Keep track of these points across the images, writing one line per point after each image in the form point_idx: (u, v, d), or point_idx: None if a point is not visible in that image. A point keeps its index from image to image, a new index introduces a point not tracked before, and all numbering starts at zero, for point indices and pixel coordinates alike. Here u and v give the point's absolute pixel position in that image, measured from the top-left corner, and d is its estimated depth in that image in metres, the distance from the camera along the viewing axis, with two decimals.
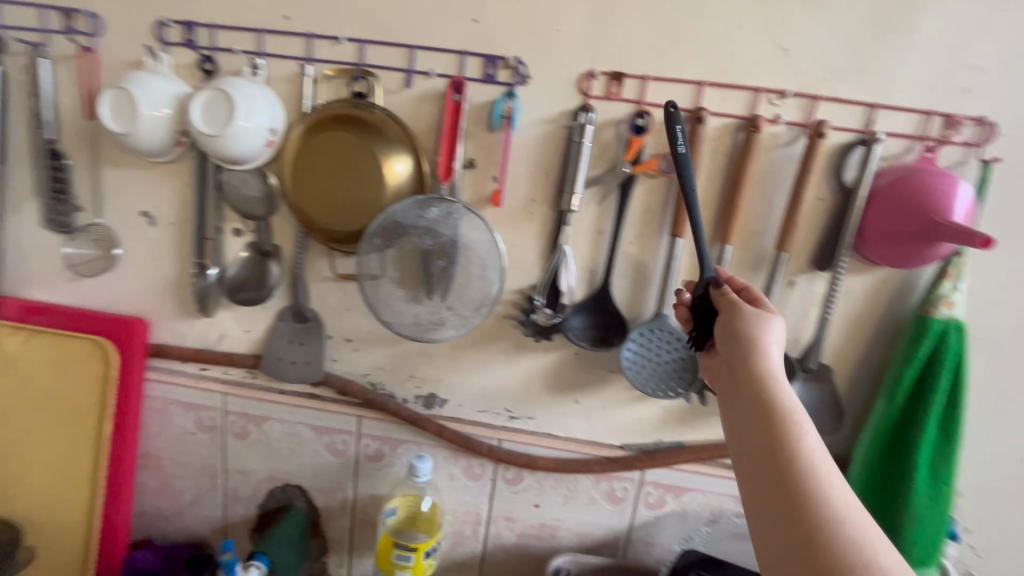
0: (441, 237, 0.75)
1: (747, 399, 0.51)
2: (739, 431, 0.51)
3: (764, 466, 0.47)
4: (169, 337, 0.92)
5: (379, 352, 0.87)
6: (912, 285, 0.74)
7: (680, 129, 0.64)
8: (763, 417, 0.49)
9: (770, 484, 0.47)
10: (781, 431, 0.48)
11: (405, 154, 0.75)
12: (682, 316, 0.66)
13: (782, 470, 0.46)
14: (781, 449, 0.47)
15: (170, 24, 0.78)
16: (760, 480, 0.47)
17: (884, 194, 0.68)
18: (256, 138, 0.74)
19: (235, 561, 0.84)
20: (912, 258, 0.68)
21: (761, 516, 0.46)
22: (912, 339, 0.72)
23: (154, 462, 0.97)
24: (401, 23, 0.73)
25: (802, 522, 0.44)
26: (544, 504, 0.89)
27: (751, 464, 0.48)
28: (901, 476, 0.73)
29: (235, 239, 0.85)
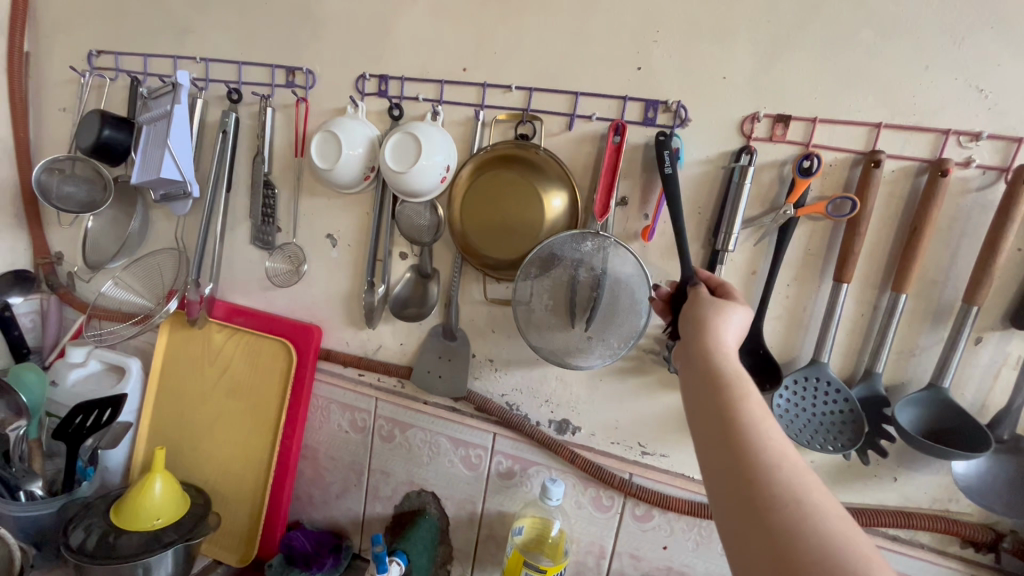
0: (592, 269, 0.79)
1: (696, 367, 0.55)
2: (693, 396, 0.54)
3: (709, 422, 0.50)
4: (337, 343, 1.05)
5: (519, 374, 0.92)
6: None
7: (669, 153, 0.72)
8: (707, 378, 0.53)
9: (714, 436, 0.49)
10: (726, 390, 0.51)
11: (562, 190, 0.81)
12: (659, 308, 0.73)
13: (728, 428, 0.48)
14: (723, 403, 0.50)
15: (369, 77, 0.91)
16: (707, 435, 0.50)
17: None
18: (434, 174, 0.83)
19: (385, 556, 0.87)
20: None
21: (710, 468, 0.48)
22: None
23: (312, 454, 1.10)
24: (568, 72, 0.80)
25: (740, 466, 0.46)
26: (673, 546, 0.87)
27: (701, 422, 0.51)
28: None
29: (400, 262, 0.95)
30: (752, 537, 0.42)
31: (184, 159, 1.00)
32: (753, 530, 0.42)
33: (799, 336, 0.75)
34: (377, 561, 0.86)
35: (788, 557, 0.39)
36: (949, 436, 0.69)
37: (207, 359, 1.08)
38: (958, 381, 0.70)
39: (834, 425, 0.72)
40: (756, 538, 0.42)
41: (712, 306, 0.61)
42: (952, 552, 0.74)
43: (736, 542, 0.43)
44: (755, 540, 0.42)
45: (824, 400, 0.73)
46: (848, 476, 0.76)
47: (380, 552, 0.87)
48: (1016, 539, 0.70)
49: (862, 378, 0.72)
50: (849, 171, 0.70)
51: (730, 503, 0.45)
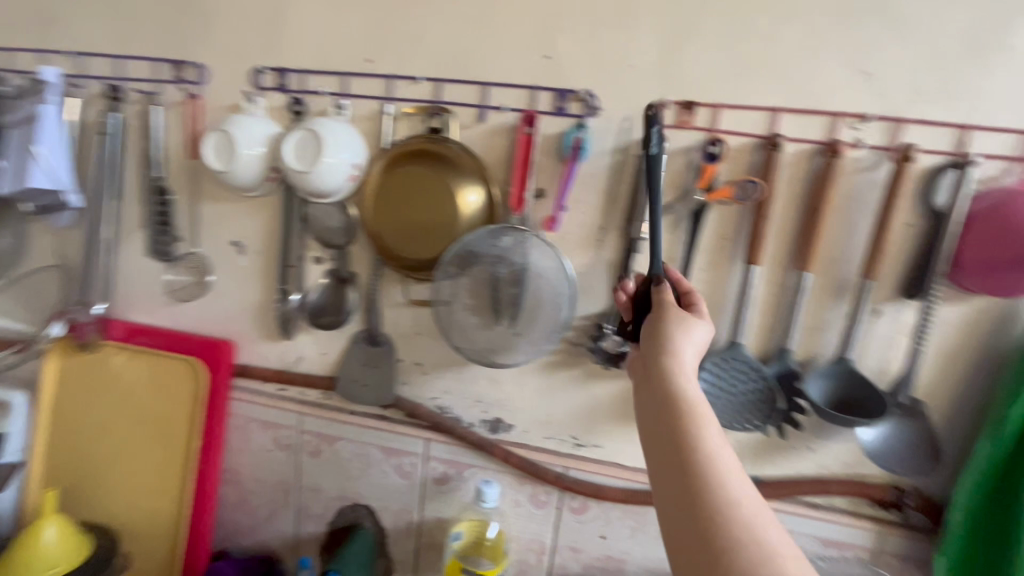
0: (512, 265, 0.77)
1: (653, 390, 0.52)
2: (651, 420, 0.51)
3: (666, 452, 0.48)
4: (253, 358, 0.98)
5: (448, 376, 0.89)
6: (1017, 315, 0.69)
7: (656, 130, 0.67)
8: (666, 404, 0.50)
9: (671, 466, 0.47)
10: (687, 419, 0.49)
11: (477, 185, 0.78)
12: (623, 305, 0.69)
13: (689, 462, 0.46)
14: (682, 434, 0.48)
15: (265, 70, 0.85)
16: (665, 464, 0.47)
17: (982, 219, 0.64)
18: (340, 173, 0.78)
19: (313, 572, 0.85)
20: (1018, 287, 0.63)
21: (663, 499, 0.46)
22: (1013, 386, 0.66)
23: (234, 478, 1.02)
24: (476, 62, 0.77)
25: (700, 505, 0.44)
26: (610, 535, 0.87)
27: (657, 449, 0.49)
28: (1011, 532, 0.67)
29: (314, 267, 0.90)
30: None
31: (59, 166, 0.89)
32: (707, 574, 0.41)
33: (717, 319, 0.76)
34: None
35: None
36: (854, 405, 0.72)
37: (105, 385, 0.98)
38: (862, 352, 0.73)
39: (752, 403, 0.75)
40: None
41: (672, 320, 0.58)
42: (864, 512, 0.78)
43: None
44: None
45: (743, 380, 0.75)
46: (769, 451, 0.79)
47: None
48: (918, 495, 0.75)
49: (776, 355, 0.74)
50: (753, 155, 0.71)
51: (683, 539, 0.44)
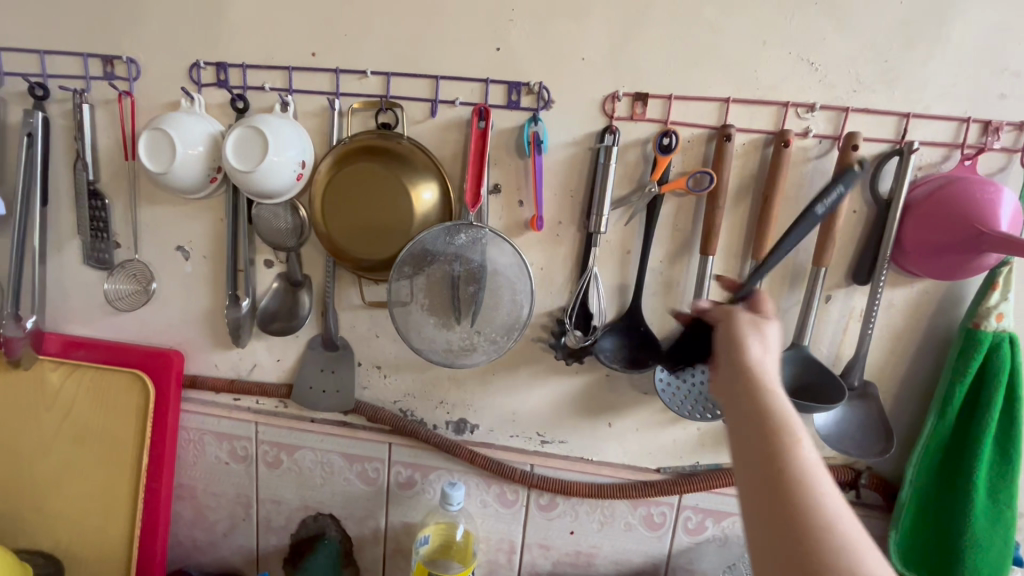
0: (469, 263, 0.75)
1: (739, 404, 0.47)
2: (742, 441, 0.45)
3: (756, 473, 0.42)
4: (204, 367, 0.93)
5: (409, 378, 0.87)
6: (958, 297, 0.71)
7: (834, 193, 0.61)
8: (756, 421, 0.45)
9: (762, 490, 0.42)
10: (786, 446, 0.42)
11: (432, 182, 0.76)
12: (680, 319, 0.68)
13: (789, 496, 0.40)
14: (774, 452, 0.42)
15: (204, 65, 0.80)
16: (761, 494, 0.41)
17: (922, 205, 0.67)
18: (288, 171, 0.76)
19: None
20: (956, 270, 0.66)
21: (755, 528, 0.41)
22: (953, 367, 0.69)
23: (189, 493, 0.98)
24: (425, 54, 0.75)
25: (805, 545, 0.38)
26: (579, 530, 0.87)
27: (744, 466, 0.44)
28: (953, 506, 0.71)
29: (265, 270, 0.86)
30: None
31: None
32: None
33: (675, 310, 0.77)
34: None
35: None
36: (809, 390, 0.74)
37: (42, 403, 0.92)
38: (815, 338, 0.75)
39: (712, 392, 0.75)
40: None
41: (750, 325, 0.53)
42: None
43: None
44: None
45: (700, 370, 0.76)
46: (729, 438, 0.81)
47: None
48: (872, 474, 0.77)
49: None
50: (706, 146, 0.71)
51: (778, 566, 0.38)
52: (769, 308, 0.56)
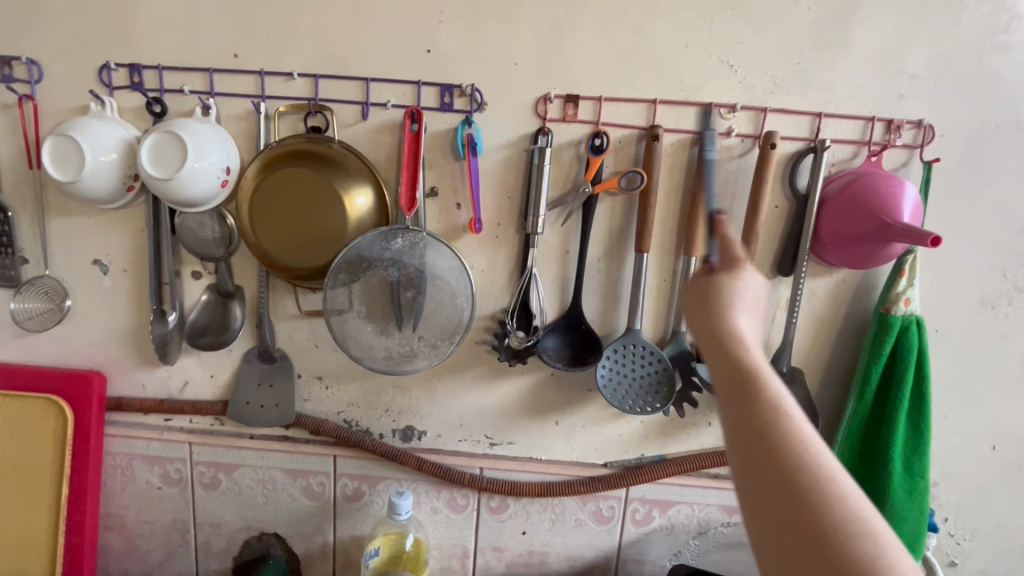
0: (407, 268, 0.74)
1: (733, 403, 0.44)
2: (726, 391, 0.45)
3: (755, 469, 0.41)
4: (130, 388, 0.88)
5: (352, 388, 0.85)
6: (872, 285, 0.76)
7: None
8: (755, 425, 0.42)
9: (776, 509, 0.39)
10: (756, 390, 0.43)
11: (366, 186, 0.74)
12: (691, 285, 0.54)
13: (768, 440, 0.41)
14: (785, 463, 0.40)
15: (115, 67, 0.75)
16: (742, 438, 0.43)
17: (836, 198, 0.71)
18: (211, 179, 0.73)
19: None
20: (870, 258, 0.70)
21: (762, 530, 0.40)
22: (870, 351, 0.74)
23: (119, 522, 0.92)
24: (354, 56, 0.73)
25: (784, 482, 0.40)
26: (531, 530, 0.87)
27: (738, 448, 0.43)
28: (876, 479, 0.75)
29: (194, 282, 0.82)
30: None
31: None
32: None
33: (614, 307, 0.79)
34: None
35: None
36: None
37: None
38: None
39: (653, 384, 0.77)
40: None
41: (732, 298, 0.49)
42: None
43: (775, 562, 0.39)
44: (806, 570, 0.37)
45: (641, 364, 0.77)
46: (672, 430, 0.83)
47: None
48: None
49: (671, 337, 0.78)
50: (636, 146, 0.73)
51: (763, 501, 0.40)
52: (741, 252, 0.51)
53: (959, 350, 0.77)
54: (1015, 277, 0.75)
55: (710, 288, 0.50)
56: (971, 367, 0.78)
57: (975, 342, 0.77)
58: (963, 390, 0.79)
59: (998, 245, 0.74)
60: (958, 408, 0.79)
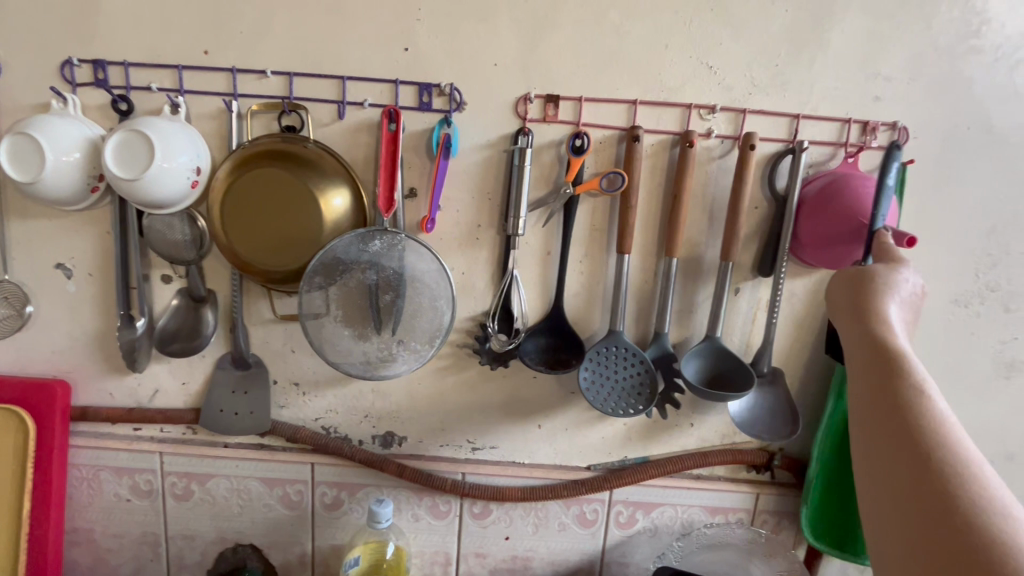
0: (385, 270, 0.72)
1: (863, 370, 0.50)
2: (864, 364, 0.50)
3: (882, 424, 0.46)
4: (96, 397, 0.84)
5: (330, 394, 0.82)
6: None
7: (896, 162, 0.62)
8: (887, 390, 0.47)
9: (892, 456, 0.44)
10: (894, 365, 0.48)
11: (343, 187, 0.73)
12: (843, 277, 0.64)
13: (898, 402, 0.46)
14: (904, 421, 0.45)
15: (77, 63, 0.72)
16: (871, 399, 0.48)
17: (814, 201, 0.71)
18: (180, 179, 0.70)
19: None
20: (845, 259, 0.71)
21: (881, 477, 0.44)
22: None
23: (85, 537, 0.88)
24: (330, 54, 0.71)
25: (908, 437, 0.44)
26: (514, 535, 0.86)
27: (868, 406, 0.48)
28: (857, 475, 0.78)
29: (164, 286, 0.79)
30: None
31: None
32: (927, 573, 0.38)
33: (596, 308, 0.78)
34: None
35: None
36: (724, 379, 0.77)
37: None
38: (727, 330, 0.78)
39: (635, 386, 0.76)
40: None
41: (881, 288, 0.55)
42: (742, 477, 0.84)
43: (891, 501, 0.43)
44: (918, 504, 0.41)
45: (623, 366, 0.77)
46: (655, 431, 0.82)
47: None
48: (784, 455, 0.83)
49: (653, 339, 0.77)
50: (617, 147, 0.73)
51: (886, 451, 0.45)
52: (902, 253, 0.59)
53: (934, 348, 0.79)
54: (986, 277, 0.76)
55: (858, 278, 0.57)
56: (946, 366, 0.79)
57: (949, 341, 0.79)
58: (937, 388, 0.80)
59: (970, 245, 0.75)
60: None
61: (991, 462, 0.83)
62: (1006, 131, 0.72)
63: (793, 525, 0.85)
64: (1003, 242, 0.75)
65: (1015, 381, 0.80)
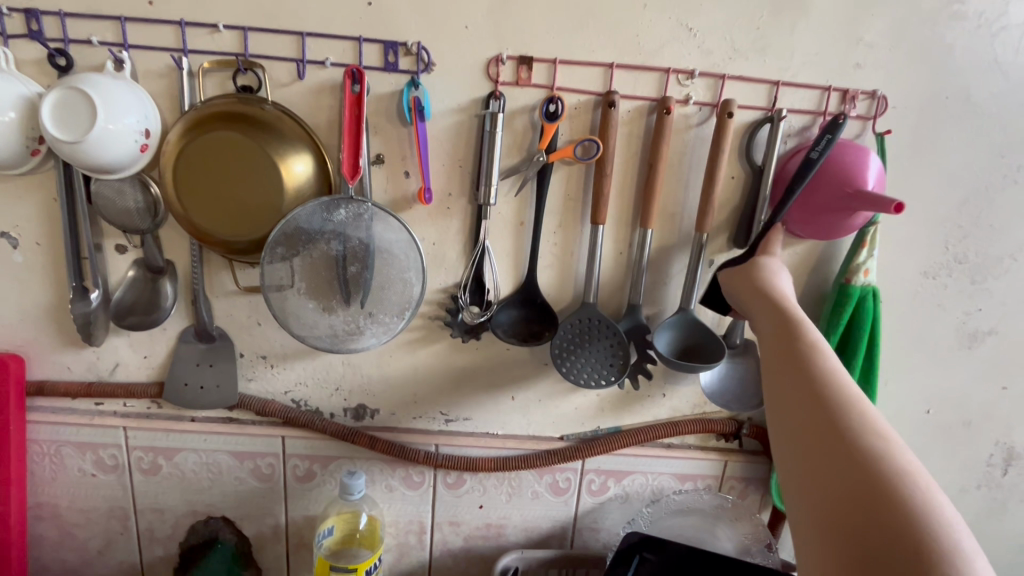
0: (351, 241, 0.70)
1: (776, 343, 0.56)
2: (775, 338, 0.56)
3: (791, 384, 0.51)
4: (53, 371, 0.81)
5: (299, 366, 0.81)
6: (833, 254, 0.77)
7: (828, 139, 0.66)
8: (793, 356, 0.53)
9: (801, 410, 0.49)
10: (800, 339, 0.54)
11: (305, 153, 0.69)
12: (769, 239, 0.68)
13: (806, 366, 0.51)
14: (810, 384, 0.50)
15: (8, 12, 0.66)
16: (782, 365, 0.53)
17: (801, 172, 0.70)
18: (128, 142, 0.66)
19: None
20: (832, 229, 0.71)
21: (791, 427, 0.49)
22: (829, 322, 0.76)
23: (51, 512, 0.86)
24: (287, 8, 0.66)
25: (815, 393, 0.49)
26: (488, 504, 0.87)
27: (779, 371, 0.53)
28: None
29: (119, 257, 0.76)
30: (845, 527, 0.41)
31: None
32: (845, 518, 0.41)
33: (570, 280, 0.77)
34: None
35: (886, 547, 0.38)
36: (693, 350, 0.77)
37: None
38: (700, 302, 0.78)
39: (607, 358, 0.76)
40: (843, 519, 0.41)
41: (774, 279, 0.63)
42: (711, 446, 0.86)
43: (800, 449, 0.47)
44: (825, 450, 0.45)
45: (598, 338, 0.76)
46: (628, 402, 0.83)
47: None
48: (753, 424, 0.84)
49: (627, 312, 0.77)
50: (592, 113, 0.70)
51: (795, 405, 0.50)
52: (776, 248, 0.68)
53: (902, 319, 0.80)
54: (956, 249, 0.77)
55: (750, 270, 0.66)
56: (912, 336, 0.81)
57: (918, 313, 0.80)
58: (901, 359, 0.82)
59: (942, 218, 0.76)
60: (898, 375, 0.83)
61: (950, 429, 0.85)
62: (984, 101, 0.71)
63: (759, 490, 0.87)
64: (973, 215, 0.76)
65: (976, 351, 0.82)
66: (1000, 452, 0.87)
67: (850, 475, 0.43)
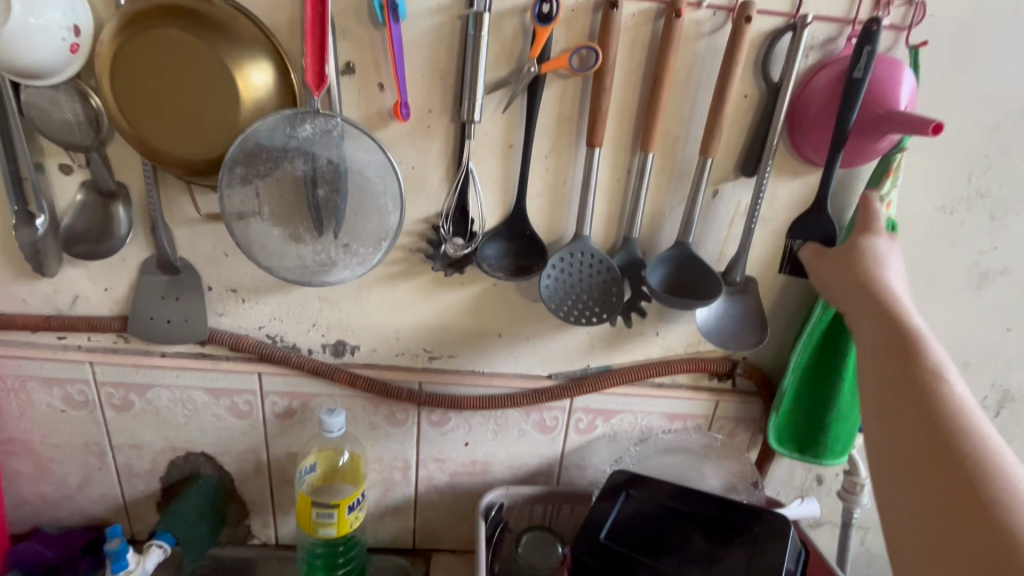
0: (320, 161, 0.63)
1: (882, 351, 0.55)
2: (880, 347, 0.55)
3: (899, 398, 0.51)
4: (7, 303, 0.76)
5: (272, 301, 0.76)
6: (852, 184, 0.71)
7: (868, 51, 0.60)
8: (903, 370, 0.53)
9: (911, 427, 0.49)
10: (911, 349, 0.54)
11: (264, 60, 0.61)
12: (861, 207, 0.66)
13: (918, 381, 0.51)
14: (924, 403, 0.50)
15: None
16: (890, 378, 0.53)
17: (824, 92, 0.64)
18: (53, 40, 0.58)
19: (123, 548, 0.75)
20: (853, 155, 0.66)
21: (896, 442, 0.50)
22: None
23: (24, 447, 0.84)
24: None
25: (928, 412, 0.49)
26: (474, 441, 0.85)
27: (885, 385, 0.53)
28: (832, 381, 0.77)
29: (64, 178, 0.68)
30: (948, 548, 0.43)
31: None
32: (951, 541, 0.43)
33: (563, 210, 0.71)
34: (111, 557, 0.74)
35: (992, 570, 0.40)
36: (690, 288, 0.72)
37: None
38: (701, 237, 0.73)
39: (598, 293, 0.72)
40: (946, 538, 0.43)
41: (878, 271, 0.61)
42: (704, 385, 0.83)
43: (904, 466, 0.48)
44: (932, 470, 0.46)
45: (590, 272, 0.71)
46: (619, 340, 0.79)
47: (116, 546, 0.74)
48: (747, 364, 0.81)
49: (621, 245, 0.72)
50: (592, 16, 0.62)
51: (901, 421, 0.50)
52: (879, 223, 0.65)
53: (912, 257, 0.75)
54: (979, 181, 0.71)
55: (848, 258, 0.63)
56: (921, 275, 0.77)
57: (930, 250, 0.75)
58: None
59: (968, 147, 0.69)
60: None
61: None
62: None
63: (749, 430, 0.86)
64: (1004, 144, 0.69)
65: (985, 291, 0.78)
66: (995, 393, 0.85)
67: (961, 499, 0.44)
